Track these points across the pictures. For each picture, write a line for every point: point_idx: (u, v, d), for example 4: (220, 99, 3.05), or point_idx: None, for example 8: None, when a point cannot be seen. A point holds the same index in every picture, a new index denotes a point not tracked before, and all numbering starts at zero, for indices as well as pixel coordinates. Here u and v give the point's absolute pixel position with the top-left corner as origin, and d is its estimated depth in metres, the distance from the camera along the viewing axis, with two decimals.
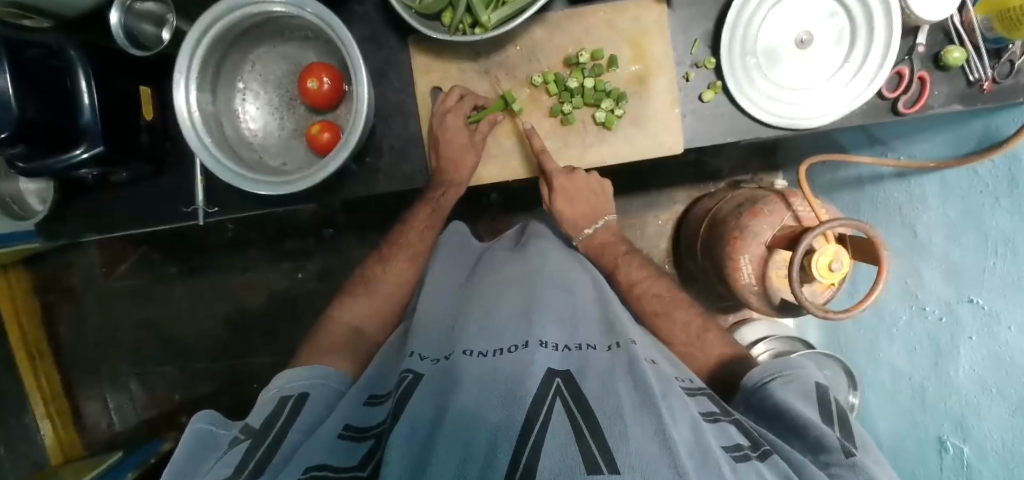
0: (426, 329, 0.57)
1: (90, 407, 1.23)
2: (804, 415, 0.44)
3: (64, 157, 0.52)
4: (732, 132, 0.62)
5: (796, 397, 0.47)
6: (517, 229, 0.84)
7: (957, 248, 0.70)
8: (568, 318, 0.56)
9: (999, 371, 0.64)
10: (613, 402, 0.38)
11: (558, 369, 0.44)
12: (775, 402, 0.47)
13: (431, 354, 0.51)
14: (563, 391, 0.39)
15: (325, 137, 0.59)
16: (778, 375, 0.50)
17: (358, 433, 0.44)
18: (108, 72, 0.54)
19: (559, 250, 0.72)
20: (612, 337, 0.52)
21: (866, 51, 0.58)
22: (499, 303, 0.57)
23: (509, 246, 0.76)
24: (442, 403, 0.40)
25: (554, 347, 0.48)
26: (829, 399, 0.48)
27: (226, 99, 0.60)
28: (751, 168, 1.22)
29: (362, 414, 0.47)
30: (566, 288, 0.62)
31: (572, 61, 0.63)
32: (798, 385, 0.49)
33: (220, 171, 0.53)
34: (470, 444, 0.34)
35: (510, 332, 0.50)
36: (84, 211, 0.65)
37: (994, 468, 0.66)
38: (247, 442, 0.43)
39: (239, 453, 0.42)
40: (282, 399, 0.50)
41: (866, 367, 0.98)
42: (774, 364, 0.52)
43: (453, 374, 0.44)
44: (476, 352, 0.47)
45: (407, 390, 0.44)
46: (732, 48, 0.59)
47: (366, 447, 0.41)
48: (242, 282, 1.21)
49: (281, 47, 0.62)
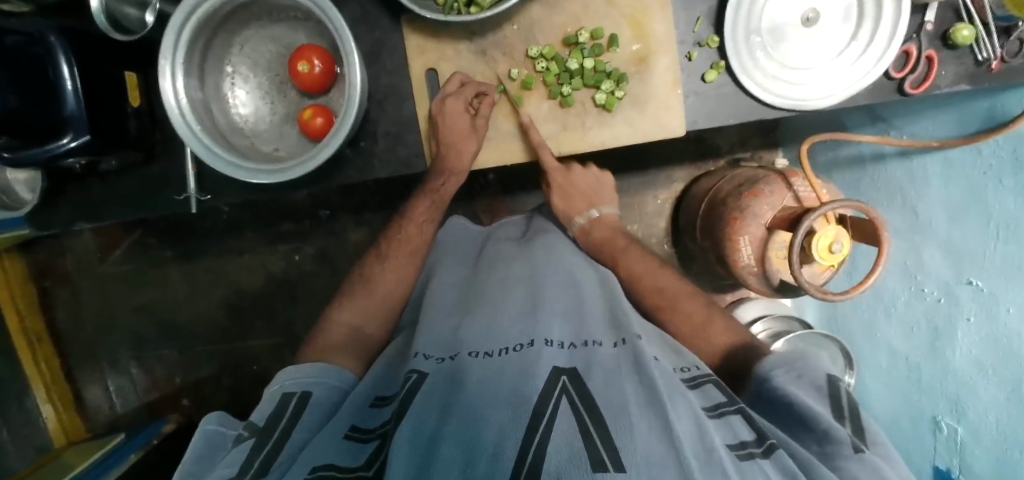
0: (429, 327, 0.57)
1: (90, 390, 1.24)
2: (810, 409, 0.44)
3: (49, 147, 0.50)
4: (734, 114, 0.61)
5: (805, 389, 0.47)
6: (521, 219, 0.85)
7: (959, 230, 0.70)
8: (570, 310, 0.56)
9: (996, 353, 0.65)
10: (618, 400, 0.38)
11: (564, 366, 0.44)
12: (782, 395, 0.47)
13: (435, 353, 0.51)
14: (569, 389, 0.40)
15: (317, 122, 0.57)
16: (788, 369, 0.50)
17: (363, 434, 0.44)
18: (93, 58, 0.52)
19: (568, 246, 0.72)
20: (618, 333, 0.52)
21: (873, 29, 0.56)
22: (504, 298, 0.57)
23: (514, 236, 0.76)
24: (449, 399, 0.41)
25: (559, 345, 0.48)
26: (840, 390, 0.48)
27: (214, 83, 0.58)
28: (751, 145, 1.21)
29: (367, 415, 0.47)
30: (570, 283, 0.62)
31: (571, 41, 0.61)
32: (808, 377, 0.49)
33: (210, 158, 0.52)
34: (474, 446, 0.34)
35: (515, 328, 0.51)
36: (73, 201, 0.64)
37: (988, 449, 0.68)
38: (252, 440, 0.44)
39: (244, 451, 0.43)
40: (285, 396, 0.51)
41: (863, 347, 1.00)
42: (787, 354, 0.53)
43: (458, 373, 0.45)
44: (482, 353, 0.47)
45: (410, 392, 0.44)
46: (736, 27, 0.57)
47: (373, 446, 0.42)
48: (239, 266, 1.21)
49: (270, 28, 0.60)
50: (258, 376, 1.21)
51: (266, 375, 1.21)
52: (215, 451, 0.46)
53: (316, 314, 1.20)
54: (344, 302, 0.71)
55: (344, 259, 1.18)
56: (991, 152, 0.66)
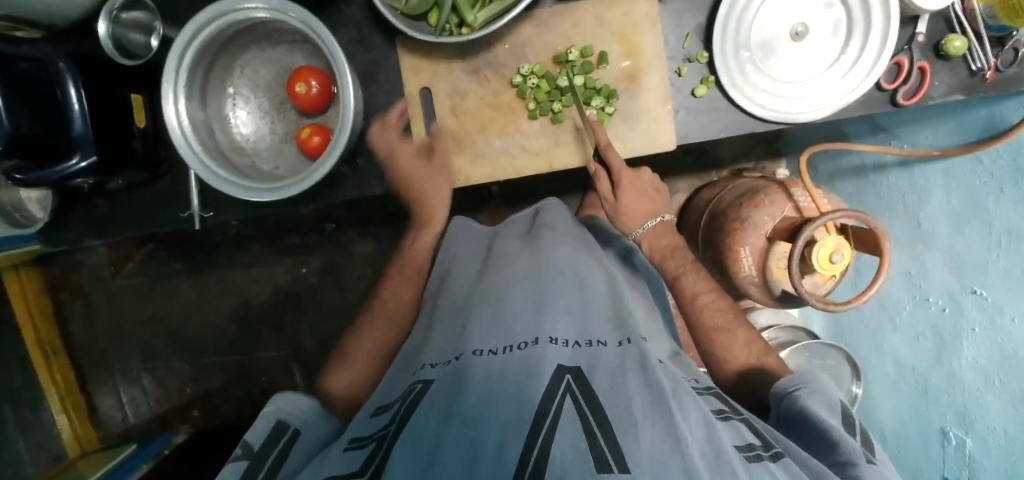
0: (438, 336, 0.57)
1: (104, 401, 1.27)
2: (828, 422, 0.45)
3: (60, 167, 0.53)
4: (726, 128, 0.61)
5: (822, 405, 0.49)
6: (528, 212, 0.85)
7: (962, 239, 0.69)
8: (576, 312, 0.56)
9: (1003, 363, 0.65)
10: (622, 401, 0.39)
11: (568, 365, 0.44)
12: (801, 408, 0.48)
13: (441, 360, 0.51)
14: (573, 388, 0.40)
15: (315, 141, 0.59)
16: (804, 386, 0.51)
17: (360, 442, 0.44)
18: (100, 82, 0.54)
19: (569, 239, 0.72)
20: (622, 332, 0.54)
21: (863, 42, 0.57)
22: (507, 296, 0.57)
23: (520, 233, 0.76)
24: (452, 401, 0.40)
25: (564, 343, 0.48)
26: (851, 415, 0.50)
27: (216, 104, 0.60)
28: (754, 156, 1.22)
29: (366, 425, 0.47)
30: (575, 280, 0.61)
31: (561, 59, 0.61)
32: (822, 395, 0.50)
33: (212, 179, 0.54)
34: (477, 447, 0.33)
35: (521, 326, 0.51)
36: (83, 219, 0.66)
37: (997, 461, 0.67)
38: (246, 461, 0.45)
39: (237, 469, 0.44)
40: (280, 424, 0.51)
41: (868, 357, 0.98)
42: (800, 375, 0.54)
43: (462, 373, 0.44)
44: (487, 351, 0.47)
45: (416, 398, 0.45)
46: (725, 42, 0.58)
47: (366, 452, 0.41)
48: (247, 278, 1.23)
49: (270, 51, 0.62)
50: (265, 386, 1.23)
51: (274, 386, 1.22)
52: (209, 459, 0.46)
53: (324, 325, 1.22)
54: None
55: (350, 272, 1.20)
56: (992, 161, 0.65)
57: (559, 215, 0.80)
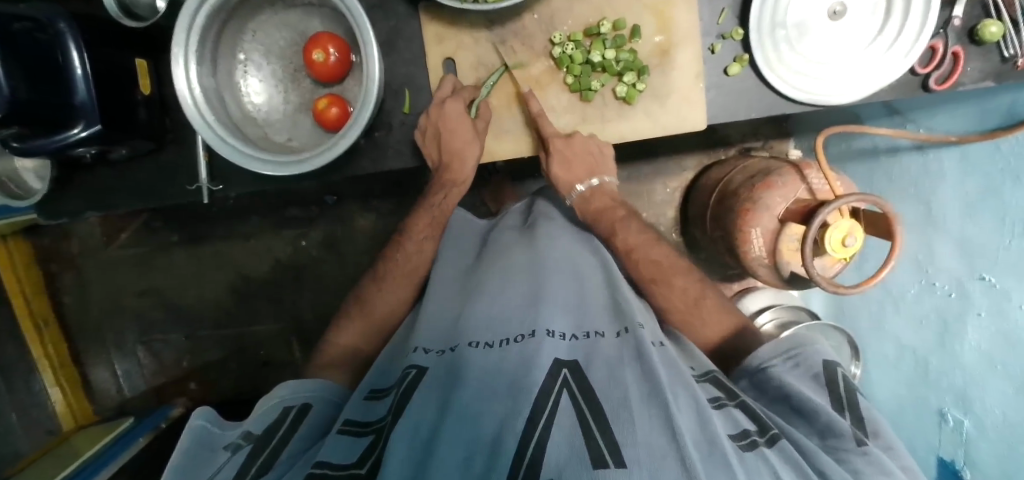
0: (431, 322, 0.56)
1: (99, 373, 1.25)
2: (811, 400, 0.45)
3: (63, 136, 0.49)
4: (756, 108, 0.60)
5: (801, 380, 0.49)
6: (521, 208, 0.79)
7: (974, 224, 0.70)
8: (573, 306, 0.55)
9: (1005, 347, 0.66)
10: (618, 393, 0.39)
11: (565, 359, 0.44)
12: (782, 386, 0.48)
13: (434, 346, 0.51)
14: (569, 382, 0.40)
15: (333, 112, 0.56)
16: (785, 360, 0.51)
17: (361, 427, 0.44)
18: (103, 45, 0.50)
19: (568, 232, 0.69)
20: (621, 321, 0.52)
21: (902, 23, 0.55)
22: (508, 284, 0.56)
23: (516, 226, 0.73)
24: (446, 395, 0.41)
25: (560, 337, 0.48)
26: (837, 378, 0.49)
27: (227, 70, 0.56)
28: (763, 134, 1.20)
29: (363, 409, 0.48)
30: (572, 272, 0.60)
31: (592, 32, 0.59)
32: (804, 367, 0.50)
33: (224, 149, 0.51)
34: (474, 442, 0.36)
35: (517, 317, 0.50)
36: (83, 191, 0.63)
37: (994, 443, 0.70)
38: (249, 447, 0.45)
39: (240, 457, 0.43)
40: (284, 410, 0.51)
41: (868, 337, 1.01)
42: (782, 341, 0.54)
43: (457, 366, 0.45)
44: (481, 344, 0.47)
45: (409, 386, 0.45)
46: (762, 20, 0.56)
47: (366, 442, 0.42)
48: (246, 250, 1.20)
49: (284, 14, 0.58)
50: (264, 360, 1.22)
51: (273, 360, 1.22)
52: (206, 448, 0.45)
53: (323, 300, 1.20)
54: (367, 292, 0.72)
55: (351, 246, 1.18)
56: (1009, 147, 0.66)
57: (557, 207, 0.76)
